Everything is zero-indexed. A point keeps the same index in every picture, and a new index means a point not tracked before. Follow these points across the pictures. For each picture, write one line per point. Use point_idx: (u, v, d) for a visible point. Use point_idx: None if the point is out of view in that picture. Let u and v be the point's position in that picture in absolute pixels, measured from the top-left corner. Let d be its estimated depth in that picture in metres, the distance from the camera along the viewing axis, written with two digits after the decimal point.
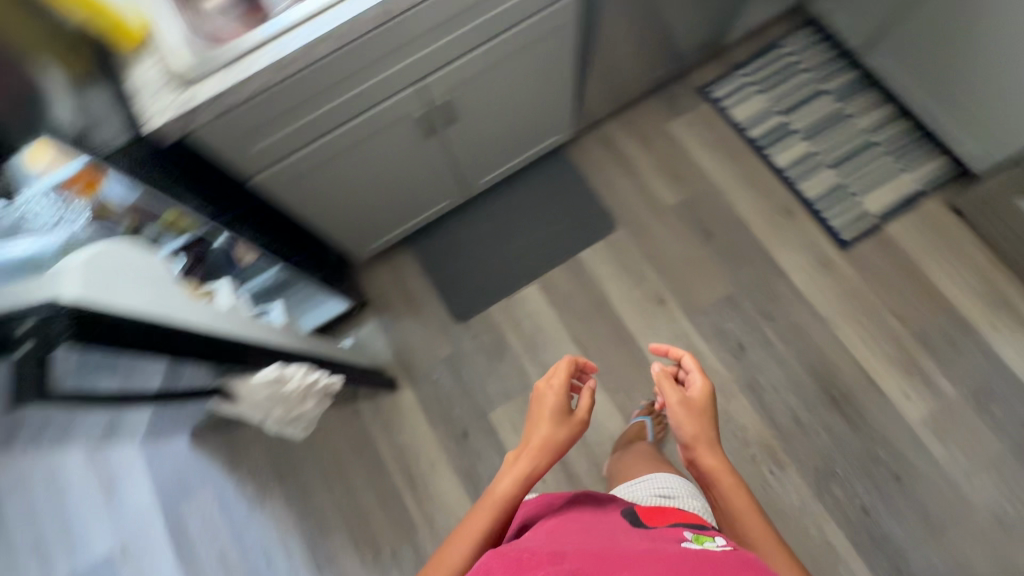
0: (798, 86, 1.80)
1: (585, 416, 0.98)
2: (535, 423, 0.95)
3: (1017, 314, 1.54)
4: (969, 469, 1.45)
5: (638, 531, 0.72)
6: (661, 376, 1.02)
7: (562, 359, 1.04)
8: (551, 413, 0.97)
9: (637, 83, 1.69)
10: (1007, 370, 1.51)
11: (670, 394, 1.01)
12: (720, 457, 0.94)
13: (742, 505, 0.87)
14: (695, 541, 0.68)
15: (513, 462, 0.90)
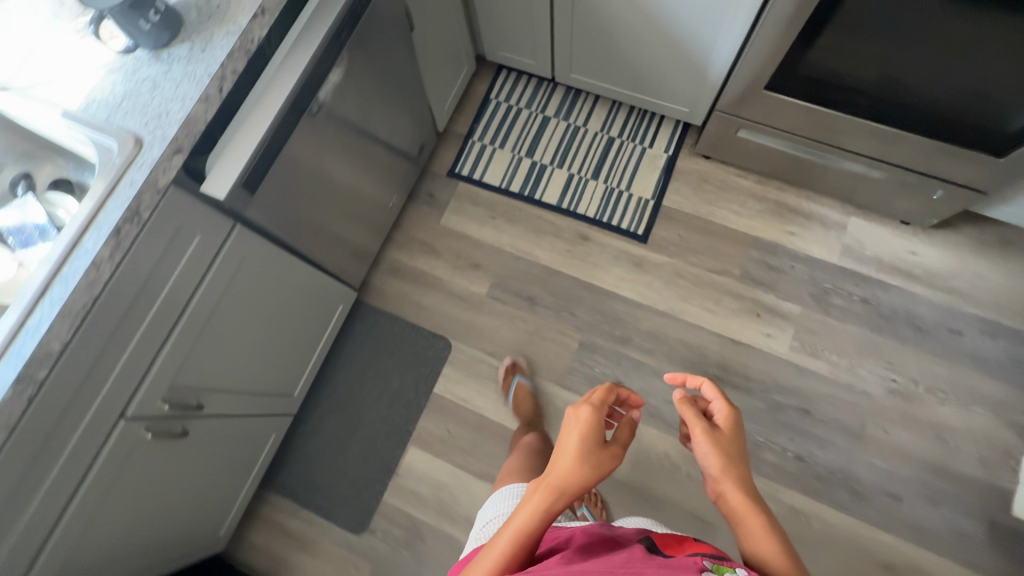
0: (525, 125, 1.85)
1: (619, 449, 0.72)
2: (576, 464, 0.70)
3: (801, 212, 1.66)
4: (850, 365, 1.52)
5: (651, 561, 0.58)
6: (684, 406, 0.79)
7: (603, 387, 0.79)
8: (603, 445, 0.72)
9: (385, 210, 1.64)
10: (823, 263, 1.61)
11: (698, 427, 0.78)
12: (746, 497, 0.73)
13: (785, 560, 0.67)
14: (716, 574, 0.55)
15: (531, 504, 0.70)
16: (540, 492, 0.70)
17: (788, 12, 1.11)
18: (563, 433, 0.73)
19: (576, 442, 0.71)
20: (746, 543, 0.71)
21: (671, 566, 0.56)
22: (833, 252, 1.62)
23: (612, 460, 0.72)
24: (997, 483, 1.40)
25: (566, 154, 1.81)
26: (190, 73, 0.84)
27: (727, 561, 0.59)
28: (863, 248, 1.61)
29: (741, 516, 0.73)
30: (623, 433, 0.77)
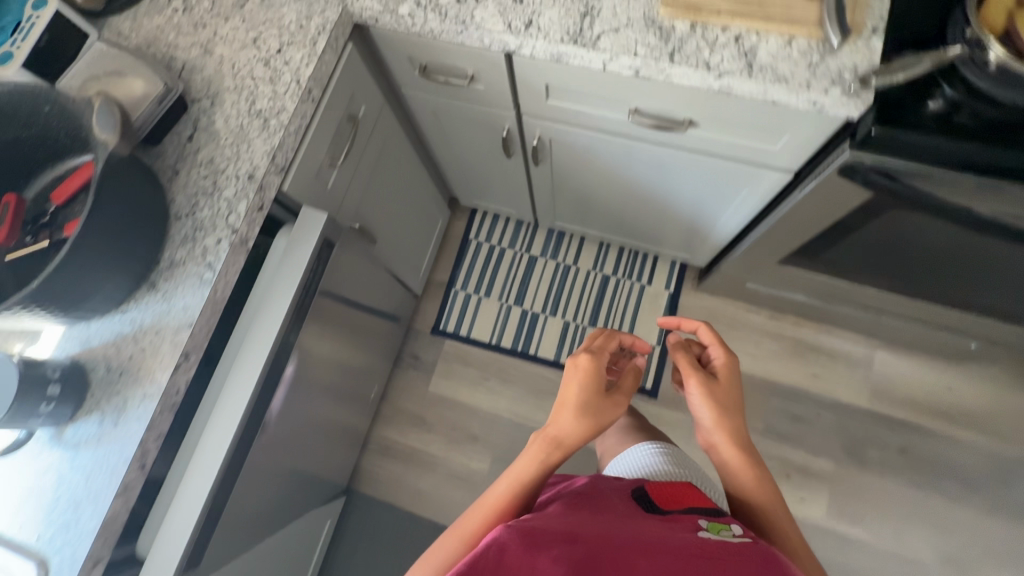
0: (511, 268, 1.70)
1: (621, 398, 0.78)
2: (592, 412, 0.75)
3: (820, 349, 1.52)
4: (896, 531, 1.38)
5: (649, 519, 0.65)
6: (683, 355, 0.88)
7: (608, 334, 0.86)
8: (610, 395, 0.78)
9: (367, 397, 1.48)
10: (853, 410, 1.47)
11: (690, 376, 0.86)
12: (731, 441, 0.82)
13: (764, 491, 0.79)
14: (713, 533, 0.62)
15: (535, 451, 0.74)
16: (546, 445, 0.74)
17: (806, 222, 0.96)
18: (568, 384, 0.77)
19: (577, 391, 0.76)
20: (728, 480, 0.82)
21: (669, 525, 0.63)
22: (862, 396, 1.48)
23: (620, 405, 0.78)
24: None
25: (559, 298, 1.66)
26: (102, 461, 0.68)
27: (722, 518, 0.67)
28: (894, 389, 1.47)
29: (726, 461, 0.82)
30: (627, 379, 0.81)
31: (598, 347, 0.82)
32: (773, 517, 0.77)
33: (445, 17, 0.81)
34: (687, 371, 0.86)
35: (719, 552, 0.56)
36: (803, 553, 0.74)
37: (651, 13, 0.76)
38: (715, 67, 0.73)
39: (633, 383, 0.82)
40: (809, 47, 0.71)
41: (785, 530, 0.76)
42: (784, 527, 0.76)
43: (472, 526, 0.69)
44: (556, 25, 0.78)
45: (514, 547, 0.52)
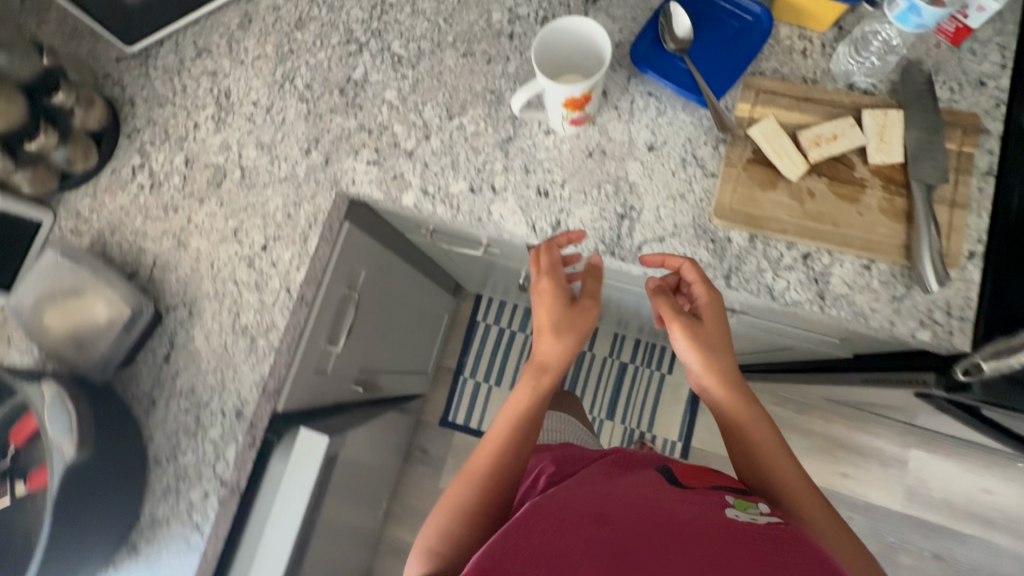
0: (522, 354, 1.60)
1: (592, 303, 0.64)
2: (539, 292, 0.64)
3: (851, 446, 1.45)
4: None
5: (668, 489, 0.58)
6: (659, 297, 0.64)
7: (541, 251, 0.64)
8: (577, 302, 0.64)
9: (376, 509, 1.41)
10: (885, 512, 1.41)
11: (673, 322, 0.63)
12: (722, 376, 0.64)
13: (782, 459, 0.64)
14: (741, 511, 0.55)
15: (523, 385, 0.65)
16: (530, 371, 0.65)
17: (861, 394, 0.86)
18: (539, 290, 0.65)
19: (551, 313, 0.64)
20: (729, 428, 0.67)
21: (693, 500, 0.56)
22: (894, 497, 1.41)
23: (592, 300, 0.64)
24: None
25: (575, 387, 1.57)
26: None
27: (748, 495, 0.59)
28: (928, 490, 1.41)
29: (740, 425, 0.66)
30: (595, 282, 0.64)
31: (555, 270, 0.64)
32: (798, 502, 0.62)
33: (457, 211, 0.69)
34: (657, 294, 0.65)
35: (759, 533, 0.50)
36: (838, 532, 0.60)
37: (702, 219, 0.65)
38: (780, 294, 0.62)
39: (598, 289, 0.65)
40: (892, 275, 0.61)
41: (816, 517, 0.61)
42: (807, 506, 0.61)
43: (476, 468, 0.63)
44: (590, 229, 0.66)
45: (533, 530, 0.48)
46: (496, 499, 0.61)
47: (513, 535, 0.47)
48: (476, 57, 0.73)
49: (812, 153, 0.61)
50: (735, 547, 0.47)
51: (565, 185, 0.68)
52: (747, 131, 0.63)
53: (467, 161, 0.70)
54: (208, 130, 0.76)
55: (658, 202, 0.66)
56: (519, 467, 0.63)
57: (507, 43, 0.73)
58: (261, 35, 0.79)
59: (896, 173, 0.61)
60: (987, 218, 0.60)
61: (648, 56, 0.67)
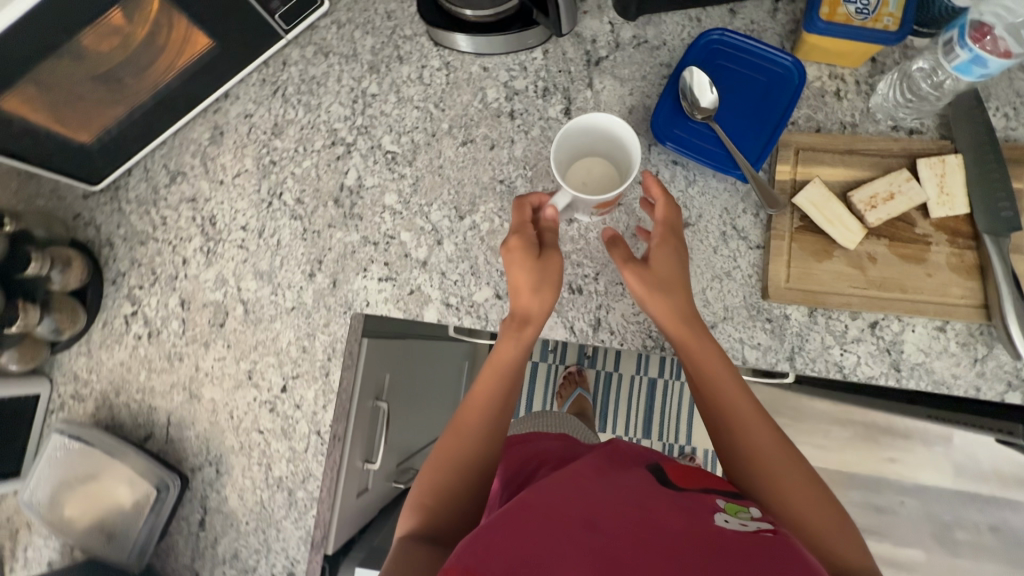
0: (548, 384, 1.56)
1: (552, 256, 0.58)
2: (507, 261, 0.59)
3: (895, 430, 1.42)
4: None
5: (658, 491, 0.52)
6: (614, 244, 0.58)
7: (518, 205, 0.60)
8: (546, 255, 0.58)
9: None
10: (936, 490, 1.40)
11: (627, 271, 0.57)
12: (694, 349, 0.56)
13: (764, 442, 0.54)
14: (732, 516, 0.48)
15: (503, 338, 0.59)
16: (508, 325, 0.59)
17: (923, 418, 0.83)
18: (508, 248, 0.58)
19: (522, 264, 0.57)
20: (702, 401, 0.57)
21: (680, 504, 0.49)
22: (944, 474, 1.40)
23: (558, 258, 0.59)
24: None
25: (606, 411, 1.53)
26: None
27: (741, 499, 0.51)
28: (978, 462, 1.39)
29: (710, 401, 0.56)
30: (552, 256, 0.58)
31: (526, 227, 0.59)
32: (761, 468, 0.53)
33: (486, 322, 0.64)
34: (613, 241, 0.59)
35: (762, 552, 0.42)
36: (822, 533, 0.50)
37: (755, 298, 0.60)
38: (851, 371, 0.58)
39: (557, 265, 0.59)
40: (969, 335, 0.56)
41: (783, 485, 0.52)
42: (788, 491, 0.52)
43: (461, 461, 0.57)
44: (634, 324, 0.62)
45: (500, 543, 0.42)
46: (476, 452, 0.57)
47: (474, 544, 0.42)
48: (478, 143, 0.67)
49: (869, 217, 0.56)
50: (736, 565, 0.40)
51: (600, 278, 0.62)
52: (792, 199, 0.58)
53: (487, 264, 0.65)
54: (199, 265, 0.70)
55: (703, 285, 0.61)
56: (496, 438, 0.58)
57: (508, 124, 0.67)
58: (237, 148, 0.72)
59: (961, 225, 0.56)
60: None
61: (671, 131, 0.60)
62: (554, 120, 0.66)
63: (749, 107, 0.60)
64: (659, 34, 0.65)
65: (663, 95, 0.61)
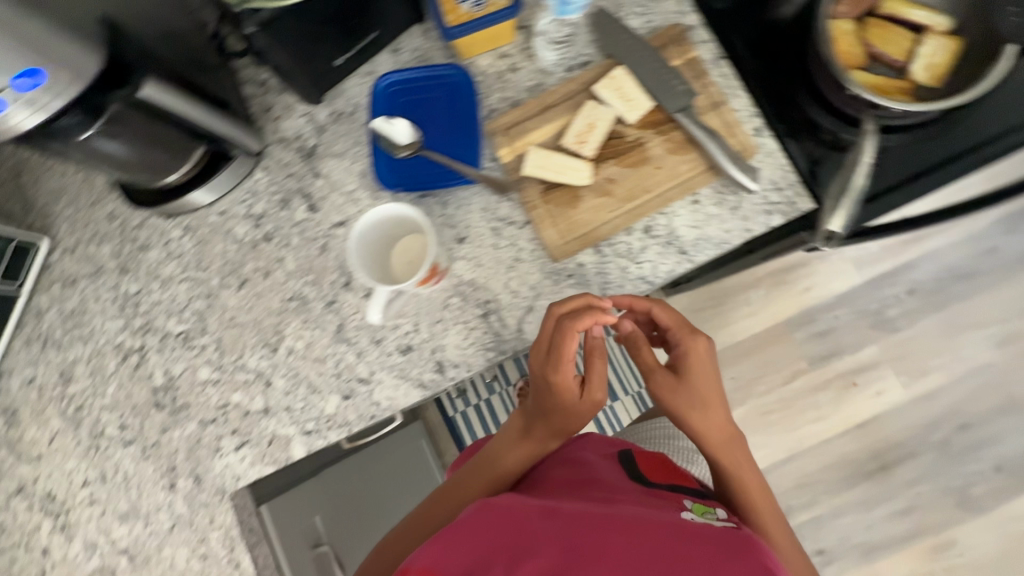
0: None
1: (593, 393, 0.59)
2: (552, 391, 0.58)
3: (795, 265, 1.54)
4: (951, 355, 1.49)
5: (635, 488, 0.60)
6: (636, 348, 0.61)
7: (572, 327, 0.55)
8: (586, 390, 0.59)
9: None
10: (853, 291, 1.53)
11: (656, 373, 0.62)
12: (723, 440, 0.63)
13: (764, 506, 0.66)
14: (698, 516, 0.58)
15: (518, 443, 0.65)
16: (545, 435, 0.63)
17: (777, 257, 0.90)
18: (555, 380, 0.57)
19: (564, 390, 0.58)
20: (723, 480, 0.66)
21: (654, 505, 0.57)
22: (851, 275, 1.53)
23: (600, 393, 0.60)
24: None
25: None
26: None
27: (707, 503, 0.63)
28: (867, 250, 1.53)
29: (728, 475, 0.65)
30: (594, 375, 0.59)
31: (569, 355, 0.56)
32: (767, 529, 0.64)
33: (350, 425, 0.64)
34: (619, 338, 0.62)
35: (718, 536, 0.50)
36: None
37: (548, 264, 0.64)
38: (655, 275, 0.62)
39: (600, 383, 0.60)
40: (718, 193, 0.62)
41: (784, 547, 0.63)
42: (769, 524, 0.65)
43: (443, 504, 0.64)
44: (470, 348, 0.64)
45: (494, 528, 0.49)
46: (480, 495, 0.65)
47: (469, 529, 0.49)
48: (253, 279, 0.68)
49: (584, 151, 0.62)
50: (691, 545, 0.48)
51: (421, 326, 0.64)
52: (523, 172, 0.63)
53: (320, 376, 0.65)
54: (62, 544, 0.66)
55: (504, 280, 0.64)
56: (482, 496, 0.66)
57: (269, 247, 0.68)
58: (37, 416, 0.68)
59: (657, 115, 0.62)
60: (745, 93, 0.63)
61: (399, 174, 0.63)
62: (305, 220, 0.68)
63: (445, 111, 0.64)
64: (347, 101, 0.69)
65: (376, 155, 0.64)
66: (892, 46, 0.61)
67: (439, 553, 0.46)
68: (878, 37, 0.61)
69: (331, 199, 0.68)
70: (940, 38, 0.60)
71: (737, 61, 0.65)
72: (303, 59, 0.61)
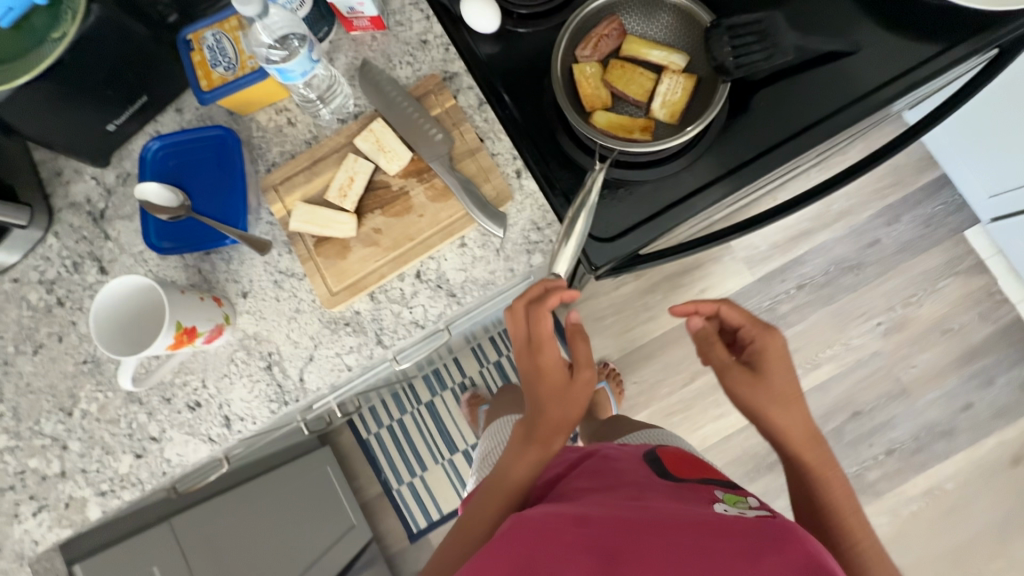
0: (421, 429, 1.57)
1: (586, 372, 0.60)
2: (542, 375, 0.61)
3: (689, 267, 1.56)
4: (845, 346, 1.51)
5: (664, 488, 0.60)
6: (710, 344, 0.64)
7: (544, 306, 0.60)
8: (574, 375, 0.60)
9: None
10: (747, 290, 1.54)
11: (730, 371, 0.63)
12: (793, 431, 0.62)
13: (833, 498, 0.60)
14: (731, 505, 0.57)
15: (520, 453, 0.61)
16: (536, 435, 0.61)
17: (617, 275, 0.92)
18: (543, 358, 0.60)
19: (554, 370, 0.60)
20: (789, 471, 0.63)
21: (684, 500, 0.57)
22: (745, 274, 1.55)
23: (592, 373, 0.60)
24: (1002, 323, 1.47)
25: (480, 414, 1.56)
26: None
27: (739, 492, 0.62)
28: (759, 248, 1.56)
29: (794, 464, 0.62)
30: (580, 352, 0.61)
31: (549, 334, 0.61)
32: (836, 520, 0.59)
33: (143, 483, 0.66)
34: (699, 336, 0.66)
35: (750, 525, 0.48)
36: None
37: (326, 314, 0.65)
38: (425, 319, 0.65)
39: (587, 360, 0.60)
40: (482, 235, 0.64)
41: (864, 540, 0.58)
42: (850, 521, 0.59)
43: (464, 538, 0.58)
44: (254, 400, 0.65)
45: (524, 539, 0.49)
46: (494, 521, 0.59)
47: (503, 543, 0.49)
48: (48, 344, 0.69)
49: (347, 203, 0.63)
50: (720, 540, 0.46)
51: (208, 381, 0.66)
52: (290, 229, 0.64)
53: (113, 436, 0.66)
54: None
55: (285, 332, 0.66)
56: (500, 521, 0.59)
57: (62, 311, 0.69)
58: None
59: (419, 164, 0.64)
60: (507, 137, 0.65)
61: (165, 230, 0.66)
62: (98, 282, 0.70)
63: (213, 177, 0.66)
64: (134, 163, 0.71)
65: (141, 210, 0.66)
66: (633, 86, 0.63)
67: (475, 572, 0.47)
68: (620, 78, 0.63)
69: (121, 261, 0.69)
70: (675, 77, 0.63)
71: (498, 105, 0.67)
72: (61, 132, 0.63)
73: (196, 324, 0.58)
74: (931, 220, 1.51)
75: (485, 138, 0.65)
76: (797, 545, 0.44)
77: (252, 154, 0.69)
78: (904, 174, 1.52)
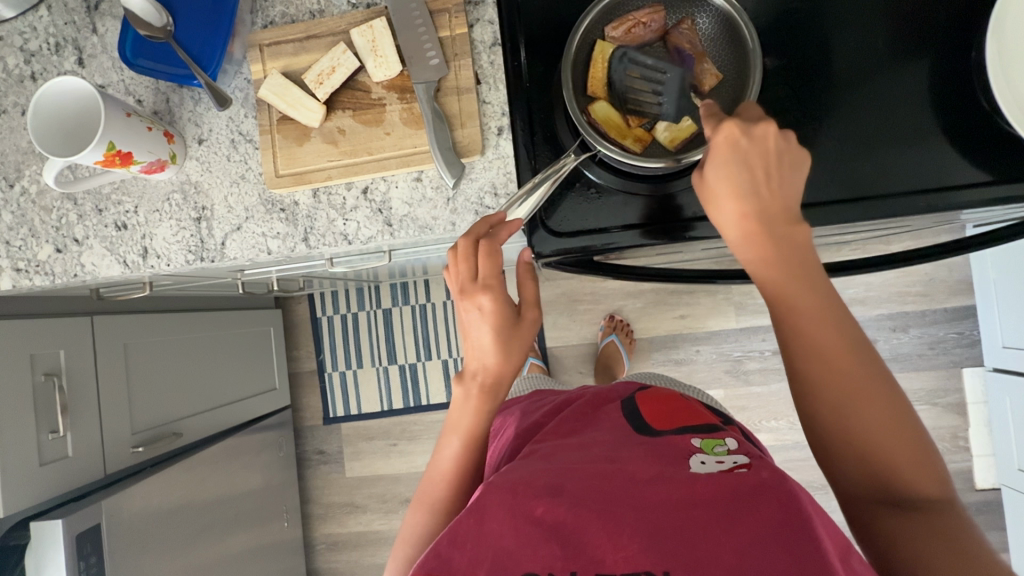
0: (368, 332, 1.61)
1: (530, 310, 0.58)
2: (487, 317, 0.56)
3: (680, 289, 1.52)
4: (790, 422, 1.49)
5: (642, 443, 0.58)
6: (732, 163, 0.47)
7: (498, 244, 0.54)
8: (520, 315, 0.57)
9: (283, 524, 1.46)
10: (724, 333, 1.51)
11: (720, 170, 0.48)
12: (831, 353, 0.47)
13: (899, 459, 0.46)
14: (708, 454, 0.56)
15: (459, 406, 0.60)
16: (470, 392, 0.59)
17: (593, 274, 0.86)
18: (488, 300, 0.55)
19: (494, 314, 0.55)
20: (810, 428, 0.50)
21: (664, 455, 0.56)
22: (730, 318, 1.50)
23: (537, 312, 0.58)
24: (953, 467, 1.35)
25: (425, 340, 1.59)
26: None
27: (714, 433, 0.61)
28: (757, 299, 1.50)
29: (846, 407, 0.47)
30: (527, 286, 0.58)
31: (494, 277, 0.55)
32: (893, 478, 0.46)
33: (54, 276, 0.68)
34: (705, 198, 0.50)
35: (718, 488, 0.48)
36: (926, 521, 0.45)
37: (267, 192, 0.65)
38: (354, 237, 0.64)
39: (533, 292, 0.58)
40: (440, 177, 0.62)
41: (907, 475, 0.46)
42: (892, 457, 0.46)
43: (431, 504, 0.61)
44: (175, 244, 0.66)
45: (496, 514, 0.48)
46: (468, 478, 0.62)
47: (474, 518, 0.48)
48: (10, 112, 0.69)
49: (319, 94, 0.61)
50: (692, 515, 0.46)
51: (140, 209, 0.67)
52: (259, 94, 0.62)
53: (42, 223, 0.68)
54: None
55: (224, 193, 0.65)
56: (467, 475, 0.62)
57: (32, 87, 0.69)
58: None
59: (406, 81, 0.61)
60: (504, 89, 0.62)
61: (142, 49, 0.64)
62: (72, 72, 0.69)
63: (202, 10, 0.63)
64: None
65: (125, 20, 0.64)
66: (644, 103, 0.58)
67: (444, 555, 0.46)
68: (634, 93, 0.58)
69: (99, 60, 0.68)
70: (691, 103, 0.57)
71: (510, 53, 0.62)
72: None
73: (133, 151, 0.58)
74: (936, 343, 1.38)
75: (482, 81, 0.62)
76: (768, 512, 0.45)
77: (255, 4, 0.66)
78: (935, 289, 1.38)
